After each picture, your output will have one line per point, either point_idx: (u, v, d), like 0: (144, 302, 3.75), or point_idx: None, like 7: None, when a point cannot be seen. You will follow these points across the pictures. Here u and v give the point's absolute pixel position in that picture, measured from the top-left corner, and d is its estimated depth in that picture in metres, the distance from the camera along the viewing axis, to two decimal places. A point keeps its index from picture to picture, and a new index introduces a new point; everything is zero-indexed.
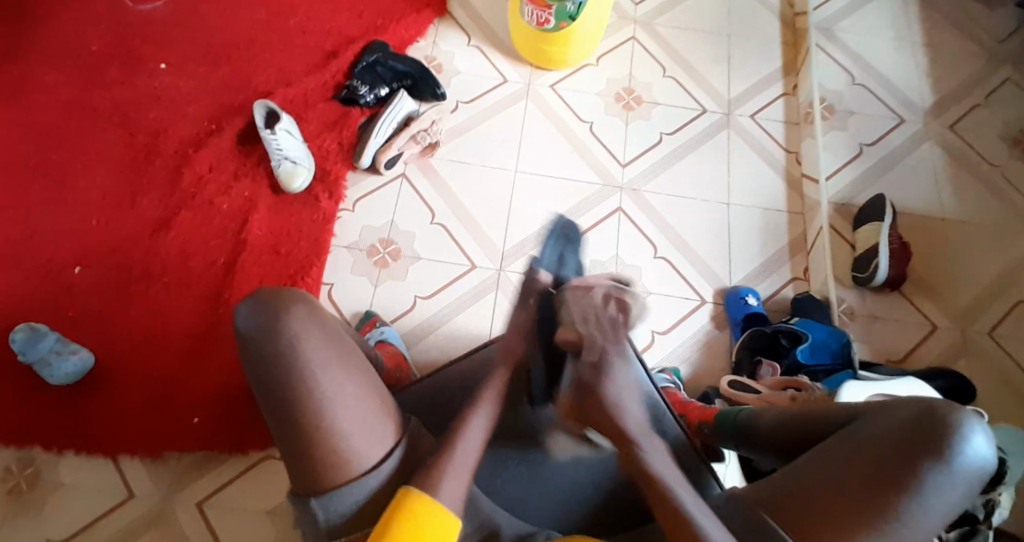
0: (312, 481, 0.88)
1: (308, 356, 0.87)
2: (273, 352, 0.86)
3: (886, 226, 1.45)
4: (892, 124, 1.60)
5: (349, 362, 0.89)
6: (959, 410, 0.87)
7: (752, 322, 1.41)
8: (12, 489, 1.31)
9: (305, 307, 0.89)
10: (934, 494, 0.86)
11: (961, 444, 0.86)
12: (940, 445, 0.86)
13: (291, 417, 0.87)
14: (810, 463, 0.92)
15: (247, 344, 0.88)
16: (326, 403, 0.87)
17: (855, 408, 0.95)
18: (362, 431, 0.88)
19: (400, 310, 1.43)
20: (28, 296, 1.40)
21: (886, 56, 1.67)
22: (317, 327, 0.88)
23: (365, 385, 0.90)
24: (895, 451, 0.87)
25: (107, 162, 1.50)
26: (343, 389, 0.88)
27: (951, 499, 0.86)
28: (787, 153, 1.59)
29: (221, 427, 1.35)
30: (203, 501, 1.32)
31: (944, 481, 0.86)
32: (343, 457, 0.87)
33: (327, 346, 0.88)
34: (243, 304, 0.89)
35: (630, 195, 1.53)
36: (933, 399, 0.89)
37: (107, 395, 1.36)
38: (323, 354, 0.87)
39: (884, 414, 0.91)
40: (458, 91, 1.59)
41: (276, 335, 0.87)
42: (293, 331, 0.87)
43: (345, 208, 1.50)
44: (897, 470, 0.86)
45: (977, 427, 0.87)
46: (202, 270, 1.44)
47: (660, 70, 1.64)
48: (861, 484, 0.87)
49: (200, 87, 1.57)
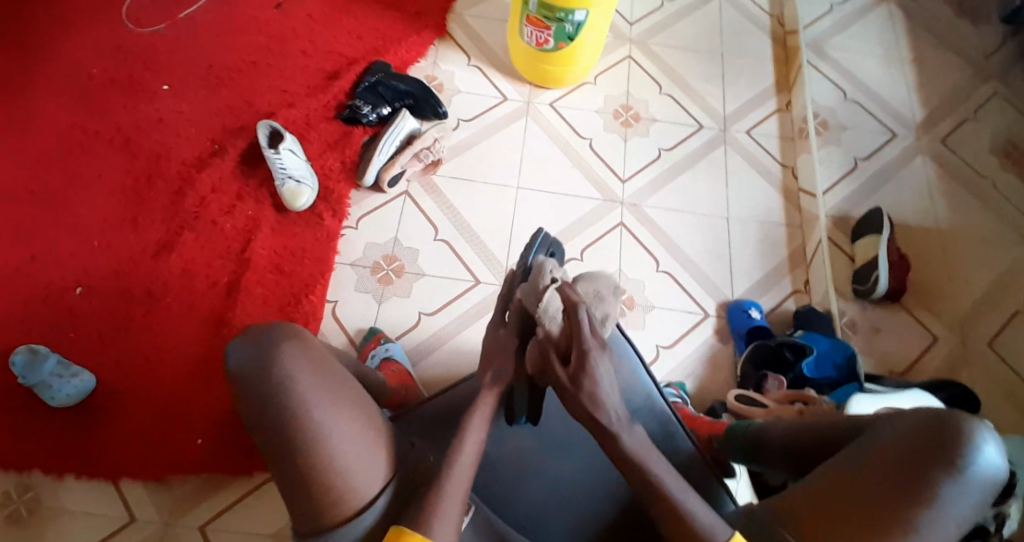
0: (310, 520, 0.90)
1: (300, 389, 0.90)
2: (265, 385, 0.90)
3: (884, 238, 1.47)
4: (884, 139, 1.65)
5: (342, 399, 0.92)
6: (967, 420, 0.90)
7: (756, 335, 1.42)
8: (11, 515, 1.28)
9: (295, 347, 0.92)
10: (947, 502, 0.88)
11: (971, 453, 0.88)
12: (952, 454, 0.88)
13: (286, 457, 0.90)
14: (823, 473, 0.94)
15: (239, 379, 0.92)
16: (320, 440, 0.89)
17: (864, 419, 0.98)
18: (358, 466, 0.91)
19: (405, 326, 1.43)
20: (28, 318, 1.38)
21: (875, 74, 1.72)
22: (307, 360, 0.92)
23: (359, 420, 0.92)
24: (906, 461, 0.90)
25: (109, 183, 1.50)
26: (338, 426, 0.91)
27: (963, 509, 0.88)
28: (783, 167, 1.62)
29: (225, 449, 1.33)
30: (207, 525, 1.30)
31: (954, 491, 0.88)
32: (339, 496, 0.89)
33: (319, 385, 0.91)
34: (234, 341, 0.93)
35: (631, 209, 1.55)
36: (942, 408, 0.92)
37: (109, 417, 1.34)
38: (316, 393, 0.91)
39: (895, 425, 0.93)
40: (459, 109, 1.61)
41: (268, 378, 0.90)
42: (285, 372, 0.90)
43: (348, 226, 1.50)
44: (909, 482, 0.88)
45: (987, 436, 0.89)
46: (206, 290, 1.43)
47: (656, 88, 1.67)
48: (875, 493, 0.89)
49: (202, 108, 1.58)
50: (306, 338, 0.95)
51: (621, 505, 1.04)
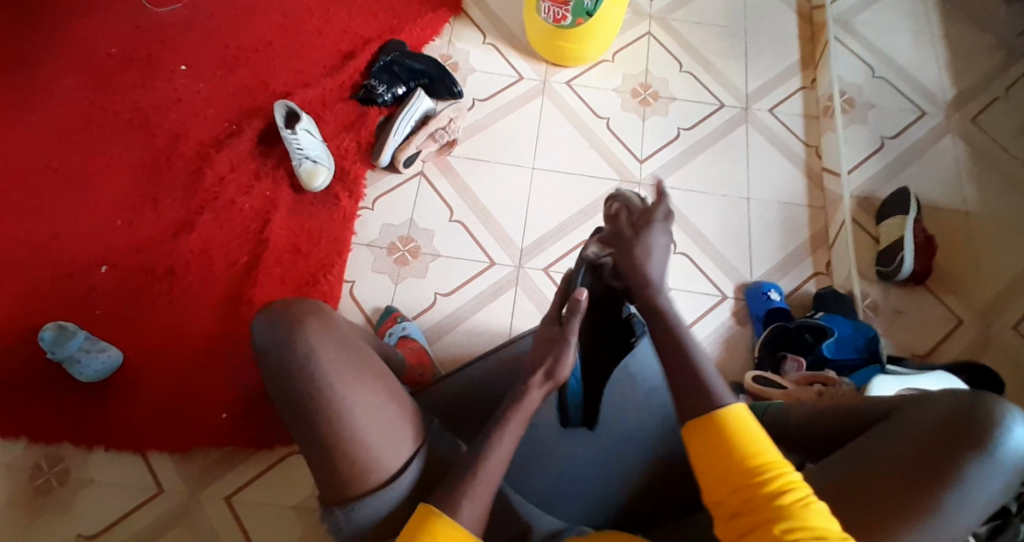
0: (336, 493, 0.92)
1: (322, 366, 0.92)
2: (290, 362, 0.93)
3: (910, 219, 1.43)
4: (912, 117, 1.59)
5: (363, 375, 0.94)
6: (995, 402, 0.90)
7: (775, 317, 1.40)
8: (42, 486, 1.33)
9: (319, 324, 0.95)
10: (973, 485, 0.88)
11: (999, 433, 0.88)
12: (979, 437, 0.88)
13: (312, 431, 0.92)
14: (850, 455, 0.95)
15: (265, 356, 0.95)
16: (344, 414, 0.91)
17: (891, 402, 0.99)
18: (382, 438, 0.92)
19: (421, 306, 1.44)
20: (53, 297, 1.42)
21: (905, 49, 1.66)
22: (329, 337, 0.94)
23: (382, 395, 0.94)
24: (932, 445, 0.90)
25: (130, 164, 1.52)
26: (361, 400, 0.92)
27: (991, 492, 0.88)
28: (807, 147, 1.58)
29: (247, 425, 1.36)
30: (231, 496, 1.34)
31: (981, 472, 0.88)
32: (364, 468, 0.91)
33: (343, 361, 0.93)
34: (260, 319, 0.97)
35: (648, 190, 1.53)
36: (970, 392, 0.92)
37: (133, 394, 1.37)
38: (340, 369, 0.93)
39: (921, 408, 0.94)
40: (475, 89, 1.60)
41: (294, 353, 0.93)
42: (310, 349, 0.93)
43: (365, 206, 1.51)
44: (935, 461, 0.89)
45: (1016, 418, 0.89)
46: (225, 270, 1.45)
47: (676, 66, 1.64)
48: (901, 477, 0.90)
49: (219, 89, 1.59)
50: (330, 316, 0.97)
51: (636, 485, 1.06)
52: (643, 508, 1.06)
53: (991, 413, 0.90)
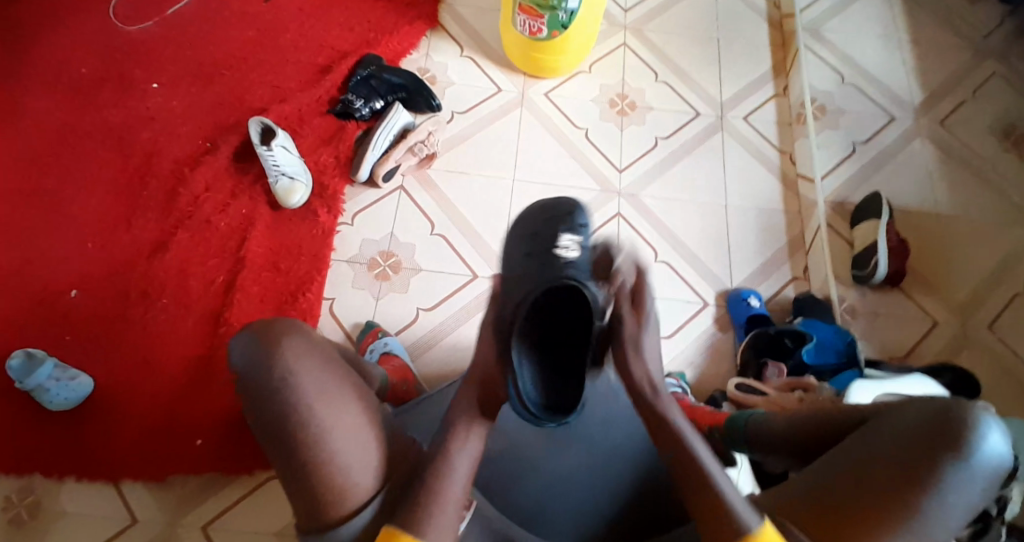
0: (313, 516, 0.90)
1: (305, 386, 0.90)
2: (271, 382, 0.90)
3: (883, 223, 1.46)
4: (883, 122, 1.62)
5: (346, 394, 0.92)
6: (971, 409, 0.91)
7: (756, 323, 1.41)
8: (14, 519, 1.28)
9: (302, 342, 0.92)
10: (953, 492, 0.89)
11: (977, 441, 0.90)
12: (957, 443, 0.90)
13: (288, 453, 0.90)
14: (831, 464, 0.95)
15: (244, 376, 0.91)
16: (323, 436, 0.89)
17: (870, 409, 0.99)
18: (361, 460, 0.90)
19: (404, 322, 1.43)
20: (22, 323, 1.37)
21: (873, 56, 1.69)
22: (313, 357, 0.92)
23: (362, 414, 0.92)
24: (910, 452, 0.91)
25: (101, 184, 1.48)
26: (342, 421, 0.90)
27: (969, 499, 0.90)
28: (782, 153, 1.61)
29: (225, 450, 1.33)
30: (210, 524, 1.30)
31: (959, 478, 0.89)
32: (341, 491, 0.89)
33: (322, 381, 0.91)
34: (239, 336, 0.93)
35: (628, 199, 1.53)
36: (947, 398, 0.93)
37: (107, 421, 1.33)
38: (320, 389, 0.90)
39: (898, 415, 0.94)
40: (452, 101, 1.59)
41: (271, 370, 0.90)
42: (292, 369, 0.90)
43: (344, 222, 1.49)
44: (916, 468, 0.90)
45: (992, 424, 0.91)
46: (202, 290, 1.42)
47: (652, 75, 1.65)
48: (882, 485, 0.90)
49: (192, 106, 1.56)
50: (309, 332, 0.95)
51: (622, 498, 1.05)
52: (636, 518, 1.03)
53: (968, 420, 0.91)
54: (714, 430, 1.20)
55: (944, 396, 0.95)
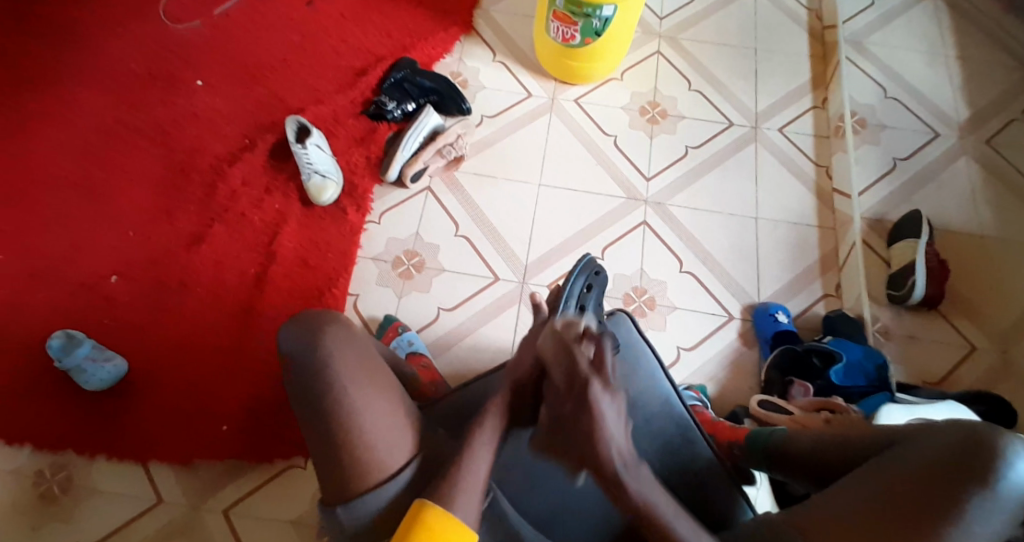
0: (338, 488, 0.93)
1: (339, 371, 0.94)
2: (312, 366, 0.95)
3: (923, 243, 1.40)
4: (926, 139, 1.57)
5: (378, 381, 0.96)
6: (1000, 435, 0.89)
7: (782, 340, 1.38)
8: (47, 493, 1.34)
9: (342, 331, 0.98)
10: (977, 519, 0.86)
11: (1006, 468, 0.87)
12: (987, 469, 0.87)
13: (322, 433, 0.94)
14: (854, 483, 0.92)
15: (288, 362, 0.97)
16: (353, 416, 0.93)
17: (896, 433, 0.96)
18: (389, 444, 0.93)
19: (425, 320, 1.44)
20: (65, 307, 1.44)
21: (918, 71, 1.64)
22: (348, 345, 0.97)
23: (392, 399, 0.96)
24: (937, 479, 0.88)
25: (144, 176, 1.55)
26: (372, 403, 0.94)
27: (993, 527, 0.87)
28: (817, 167, 1.57)
29: (249, 439, 1.37)
30: (230, 510, 1.34)
31: (986, 506, 0.86)
32: (364, 464, 0.92)
33: (359, 368, 0.96)
34: (285, 327, 0.98)
35: (655, 208, 1.52)
36: (975, 423, 0.91)
37: (139, 406, 1.38)
38: (356, 374, 0.95)
39: (926, 440, 0.92)
40: (482, 105, 1.61)
41: (317, 354, 0.95)
42: (330, 352, 0.95)
43: (372, 220, 1.52)
44: (940, 495, 0.87)
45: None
46: (233, 282, 1.47)
47: (685, 84, 1.63)
48: (909, 510, 0.88)
49: (234, 105, 1.61)
50: (349, 325, 1.00)
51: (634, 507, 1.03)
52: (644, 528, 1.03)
53: (998, 447, 0.88)
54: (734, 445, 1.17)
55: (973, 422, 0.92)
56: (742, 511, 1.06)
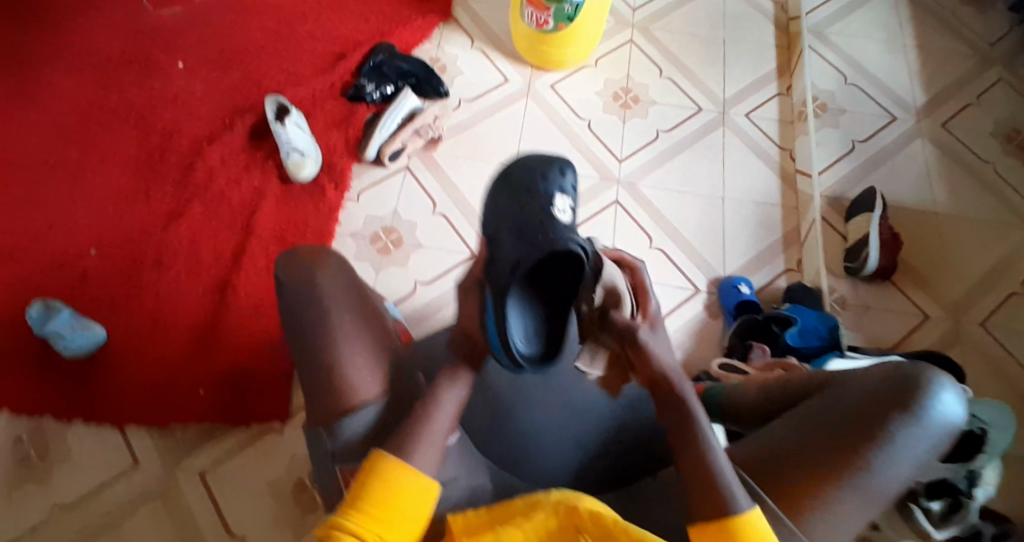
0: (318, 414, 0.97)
1: (327, 302, 0.99)
2: (303, 295, 0.99)
3: (875, 217, 1.46)
4: (884, 122, 1.63)
5: (360, 312, 1.00)
6: (924, 367, 0.92)
7: (744, 309, 1.42)
8: (24, 459, 1.36)
9: (332, 269, 1.02)
10: (903, 444, 0.89)
11: (931, 399, 0.90)
12: (913, 397, 0.90)
13: (308, 361, 0.98)
14: (792, 417, 0.95)
15: (280, 292, 1.01)
16: (335, 341, 0.97)
17: (835, 372, 1.00)
18: (368, 370, 0.97)
19: (399, 294, 1.48)
20: (47, 278, 1.47)
21: (878, 59, 1.71)
22: (338, 279, 1.02)
23: (372, 329, 1.00)
24: (864, 409, 0.91)
25: (127, 155, 1.58)
26: (353, 330, 0.98)
27: (917, 454, 0.89)
28: (781, 150, 1.62)
29: (227, 405, 1.39)
30: (206, 472, 1.36)
31: (911, 433, 0.89)
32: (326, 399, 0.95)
33: (346, 300, 1.00)
34: (282, 261, 1.03)
35: (626, 188, 1.57)
36: (902, 360, 0.94)
37: (117, 375, 1.41)
38: (343, 305, 0.99)
39: (856, 376, 0.95)
40: (461, 90, 1.66)
41: (313, 292, 0.99)
42: (321, 285, 1.00)
43: (349, 199, 1.56)
44: (868, 422, 0.90)
45: (948, 384, 0.91)
46: (212, 258, 1.50)
47: (656, 71, 1.69)
48: (837, 434, 0.91)
49: (215, 88, 1.65)
50: (341, 264, 1.04)
51: (593, 452, 1.05)
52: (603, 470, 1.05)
53: (924, 380, 0.91)
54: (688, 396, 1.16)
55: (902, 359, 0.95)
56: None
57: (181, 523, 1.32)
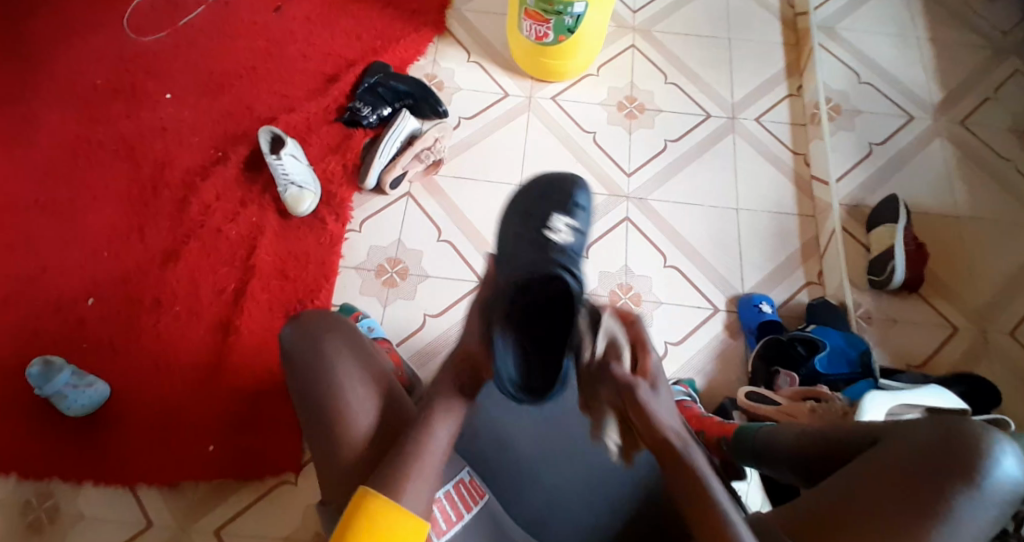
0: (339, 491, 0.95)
1: (337, 370, 1.00)
2: (311, 365, 1.00)
3: (900, 227, 1.42)
4: (901, 122, 1.58)
5: (369, 378, 1.01)
6: (983, 431, 0.89)
7: (767, 329, 1.39)
8: (33, 522, 1.32)
9: (337, 334, 1.03)
10: (964, 516, 0.86)
11: (990, 467, 0.87)
12: (972, 466, 0.87)
13: (321, 432, 0.99)
14: (844, 477, 0.92)
15: (289, 360, 1.02)
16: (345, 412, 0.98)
17: (883, 425, 0.96)
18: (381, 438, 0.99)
19: (409, 329, 1.43)
20: (41, 331, 1.41)
21: (890, 54, 1.65)
22: (345, 344, 1.02)
23: (380, 395, 1.01)
24: (921, 478, 0.88)
25: (115, 193, 1.51)
26: (362, 400, 0.99)
27: (978, 524, 0.87)
28: (796, 155, 1.57)
29: (237, 457, 1.35)
30: (220, 529, 1.32)
31: (971, 503, 0.86)
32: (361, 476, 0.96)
33: (353, 366, 1.01)
34: (287, 327, 1.04)
35: (637, 204, 1.51)
36: (958, 419, 0.90)
37: (121, 431, 1.36)
38: (350, 372, 1.00)
39: (909, 437, 0.91)
40: (460, 107, 1.59)
41: (318, 355, 1.01)
42: (329, 353, 1.01)
43: (352, 229, 1.50)
44: (927, 494, 0.87)
45: (1007, 449, 0.88)
46: (212, 299, 1.45)
47: (662, 77, 1.63)
48: (893, 506, 0.88)
49: (203, 117, 1.58)
50: (345, 326, 1.05)
51: (626, 511, 1.06)
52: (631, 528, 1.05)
53: (982, 446, 0.88)
54: (723, 441, 1.17)
55: (956, 417, 0.92)
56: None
57: None
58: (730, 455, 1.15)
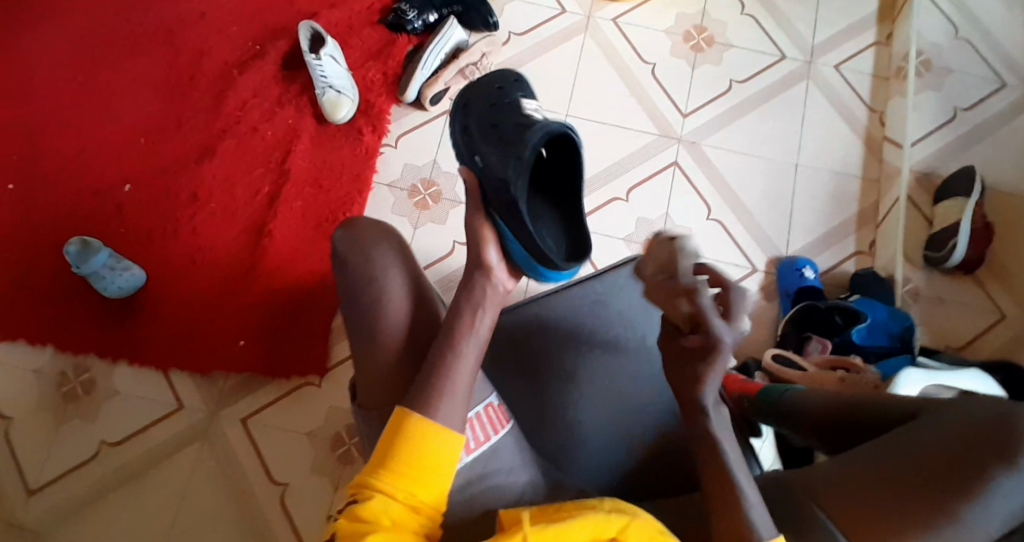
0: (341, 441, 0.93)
1: (382, 283, 0.96)
2: (356, 269, 0.97)
3: (971, 203, 1.31)
4: (992, 88, 1.44)
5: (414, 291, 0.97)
6: None
7: (806, 295, 1.32)
8: (70, 393, 1.35)
9: (388, 247, 0.99)
10: (1001, 500, 0.79)
11: None
12: (1017, 449, 0.80)
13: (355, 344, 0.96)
14: (867, 453, 0.85)
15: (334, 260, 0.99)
16: (382, 325, 0.95)
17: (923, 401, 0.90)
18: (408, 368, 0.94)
19: (437, 254, 1.40)
20: (74, 214, 1.41)
21: (996, 7, 1.48)
22: (393, 255, 0.98)
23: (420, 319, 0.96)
24: (958, 457, 0.81)
25: (152, 77, 1.47)
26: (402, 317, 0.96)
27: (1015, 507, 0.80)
28: (871, 111, 1.45)
29: (267, 354, 1.36)
30: (248, 418, 1.35)
31: (1011, 487, 0.79)
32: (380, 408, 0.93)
33: (398, 279, 0.97)
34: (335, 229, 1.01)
35: (688, 147, 1.43)
36: (1007, 400, 0.83)
37: (150, 318, 1.37)
38: (393, 285, 0.97)
39: (951, 414, 0.84)
40: (511, 20, 1.49)
41: (357, 263, 0.97)
42: (376, 262, 0.97)
43: (388, 144, 1.45)
44: (962, 473, 0.80)
45: None
46: (245, 199, 1.43)
47: (738, 7, 1.50)
48: (923, 479, 0.81)
49: (244, 7, 1.51)
50: (394, 238, 1.00)
51: (640, 455, 0.99)
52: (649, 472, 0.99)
53: None
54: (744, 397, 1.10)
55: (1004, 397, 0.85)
56: (751, 468, 1.01)
57: (224, 461, 1.32)
58: (749, 410, 1.08)
